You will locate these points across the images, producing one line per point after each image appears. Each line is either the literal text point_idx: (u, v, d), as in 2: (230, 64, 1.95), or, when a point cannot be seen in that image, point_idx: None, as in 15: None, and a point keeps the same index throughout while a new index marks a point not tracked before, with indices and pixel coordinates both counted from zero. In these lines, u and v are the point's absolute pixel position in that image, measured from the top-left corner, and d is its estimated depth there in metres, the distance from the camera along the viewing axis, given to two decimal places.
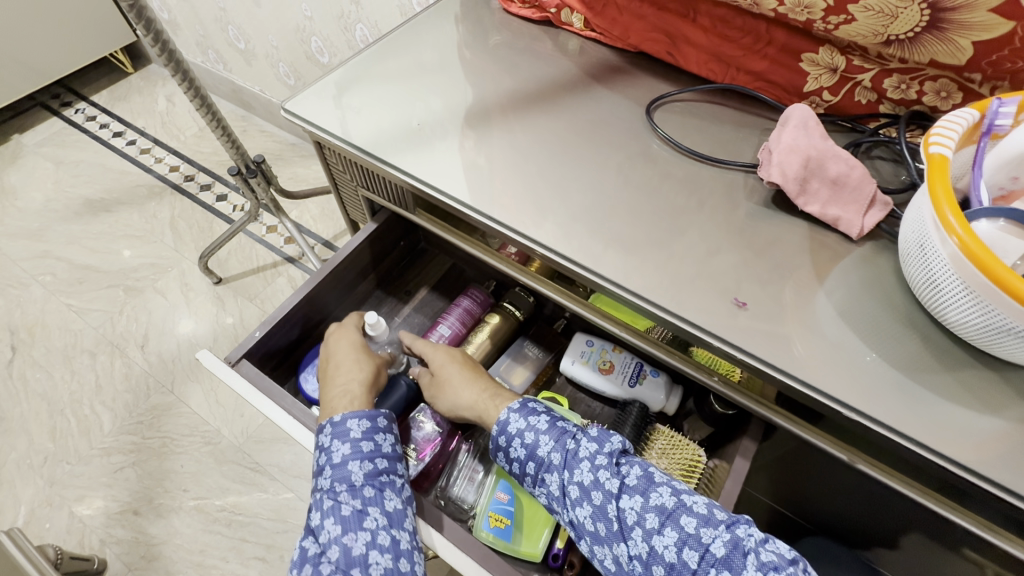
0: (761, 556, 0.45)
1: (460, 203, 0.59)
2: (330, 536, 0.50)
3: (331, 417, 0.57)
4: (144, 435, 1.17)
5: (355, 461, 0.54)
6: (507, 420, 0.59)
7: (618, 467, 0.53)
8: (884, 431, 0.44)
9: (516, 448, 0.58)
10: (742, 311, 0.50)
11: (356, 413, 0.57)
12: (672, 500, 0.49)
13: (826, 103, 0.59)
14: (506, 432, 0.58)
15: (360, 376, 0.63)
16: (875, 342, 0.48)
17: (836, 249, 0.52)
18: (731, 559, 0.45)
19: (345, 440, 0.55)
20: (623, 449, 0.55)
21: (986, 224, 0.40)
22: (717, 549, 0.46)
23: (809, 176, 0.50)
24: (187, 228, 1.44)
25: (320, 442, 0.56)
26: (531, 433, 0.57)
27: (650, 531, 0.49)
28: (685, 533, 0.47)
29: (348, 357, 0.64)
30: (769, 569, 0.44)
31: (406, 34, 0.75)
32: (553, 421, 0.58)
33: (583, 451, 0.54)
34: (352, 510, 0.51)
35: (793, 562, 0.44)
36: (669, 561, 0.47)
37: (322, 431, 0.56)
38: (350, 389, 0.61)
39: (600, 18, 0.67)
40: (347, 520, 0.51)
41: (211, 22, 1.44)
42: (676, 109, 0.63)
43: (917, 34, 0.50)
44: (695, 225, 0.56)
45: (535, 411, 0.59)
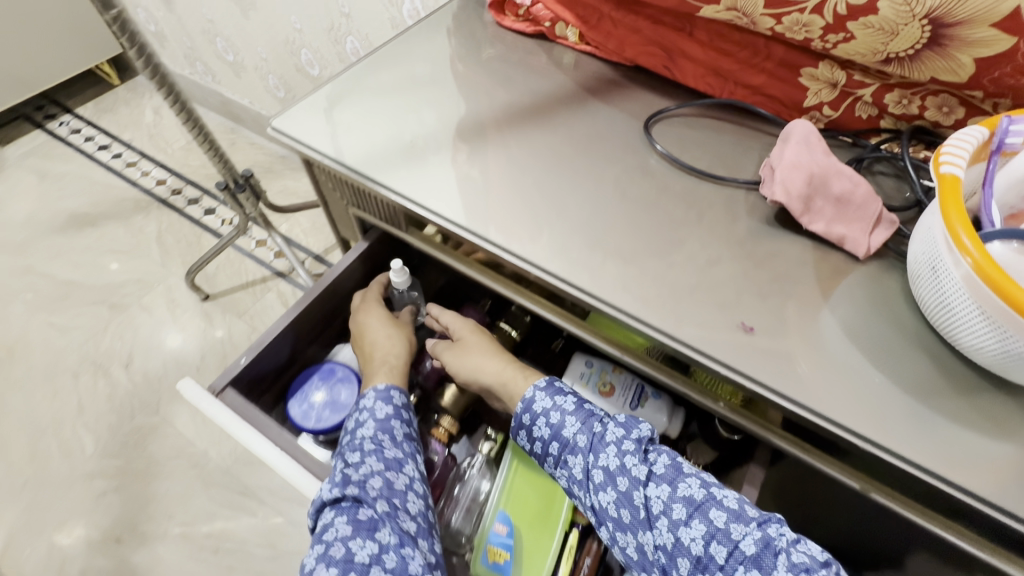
0: (792, 556, 0.43)
1: (453, 223, 0.56)
2: (373, 470, 0.53)
3: (376, 384, 0.61)
4: (128, 458, 1.13)
5: (397, 419, 0.59)
6: (533, 398, 0.57)
7: (645, 454, 0.52)
8: (900, 463, 0.42)
9: (540, 427, 0.57)
10: (749, 335, 0.48)
11: (398, 385, 0.62)
12: (701, 492, 0.48)
13: (827, 117, 0.58)
14: (531, 410, 0.57)
15: (398, 349, 0.66)
16: (886, 366, 0.46)
17: (841, 267, 0.51)
18: (762, 558, 0.44)
19: (389, 403, 0.59)
20: (651, 436, 0.53)
21: (1001, 246, 0.39)
22: (747, 546, 0.44)
23: (813, 194, 0.49)
24: (174, 243, 1.41)
25: (362, 404, 0.60)
26: (557, 414, 0.56)
27: (676, 521, 0.47)
28: (714, 527, 0.46)
29: (386, 327, 0.67)
30: (800, 571, 0.42)
31: (397, 46, 0.74)
32: (580, 403, 0.57)
33: (610, 436, 0.53)
34: (395, 455, 0.55)
35: (826, 565, 0.43)
36: (696, 554, 0.46)
37: (365, 395, 0.60)
38: (389, 359, 0.64)
39: (595, 32, 0.66)
40: (390, 461, 0.54)
41: (199, 34, 1.42)
42: (676, 123, 0.62)
43: (918, 51, 0.48)
44: (698, 244, 0.54)
45: (562, 390, 0.58)
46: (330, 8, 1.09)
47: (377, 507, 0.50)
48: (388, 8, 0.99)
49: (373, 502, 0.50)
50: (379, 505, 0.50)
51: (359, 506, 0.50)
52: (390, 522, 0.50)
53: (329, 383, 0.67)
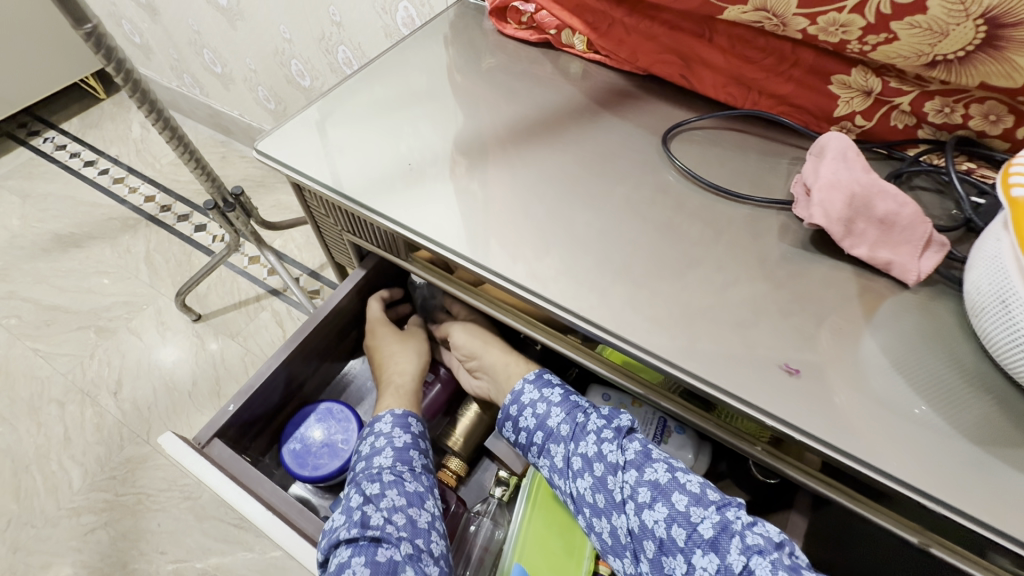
0: (747, 539, 0.43)
1: (457, 254, 0.52)
2: (394, 504, 0.50)
3: (392, 409, 0.59)
4: (118, 491, 1.08)
5: (415, 449, 0.55)
6: (521, 390, 0.58)
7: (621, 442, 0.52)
8: (982, 530, 0.37)
9: (526, 417, 0.56)
10: (794, 378, 0.43)
11: (415, 413, 0.60)
12: (666, 475, 0.48)
13: (859, 128, 0.53)
14: (518, 402, 0.57)
15: (410, 370, 0.64)
16: (951, 410, 0.41)
17: (889, 299, 0.46)
18: (719, 541, 0.44)
19: (406, 431, 0.56)
20: (630, 426, 0.53)
21: None
22: (705, 530, 0.45)
23: (854, 216, 0.44)
24: (164, 262, 1.36)
25: (377, 428, 0.57)
26: (543, 404, 0.56)
27: (642, 505, 0.48)
28: (676, 510, 0.46)
29: (395, 343, 0.65)
30: (753, 552, 0.42)
31: (392, 57, 0.69)
32: (566, 394, 0.57)
33: (591, 425, 0.53)
34: (416, 489, 0.52)
35: (779, 547, 0.43)
36: (659, 537, 0.46)
37: (381, 419, 0.58)
38: (394, 380, 0.63)
39: (605, 40, 0.61)
40: (412, 495, 0.51)
41: (186, 46, 1.37)
42: (696, 138, 0.57)
43: (969, 53, 0.44)
44: (729, 270, 0.49)
45: (550, 382, 0.58)
46: (320, 16, 1.04)
47: (401, 548, 0.47)
48: (381, 16, 0.95)
49: (397, 542, 0.47)
50: (402, 546, 0.47)
51: (379, 545, 0.47)
52: (413, 566, 0.46)
53: (328, 423, 0.62)
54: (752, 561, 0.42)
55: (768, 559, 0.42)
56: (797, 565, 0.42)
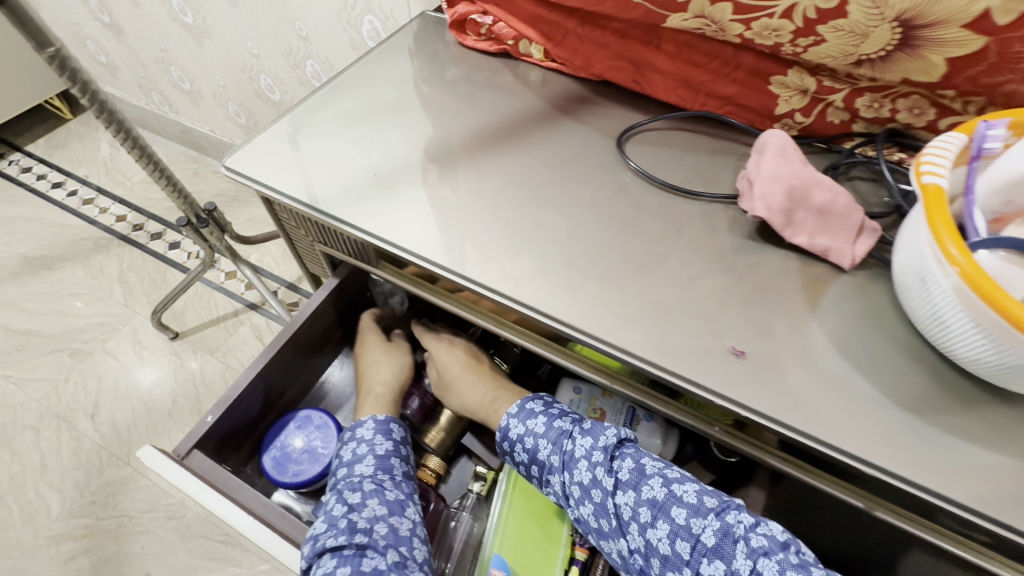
0: (751, 542, 0.43)
1: (424, 259, 0.54)
2: (376, 514, 0.51)
3: (374, 414, 0.60)
4: (99, 515, 1.07)
5: (396, 457, 0.57)
6: (507, 426, 0.57)
7: (613, 462, 0.51)
8: (906, 486, 0.40)
9: (519, 452, 0.56)
10: (740, 360, 0.46)
11: (396, 418, 0.61)
12: (663, 491, 0.48)
13: (799, 124, 0.57)
14: (508, 438, 0.57)
15: (382, 377, 0.65)
16: (879, 378, 0.45)
17: (831, 283, 0.49)
18: (722, 547, 0.44)
19: (388, 437, 0.58)
20: (618, 442, 0.52)
21: (988, 255, 0.37)
22: (707, 538, 0.45)
23: (794, 207, 0.48)
24: (138, 281, 1.35)
25: (359, 434, 0.58)
26: (530, 438, 0.55)
27: (644, 524, 0.47)
28: (676, 524, 0.46)
29: (381, 353, 0.67)
30: (759, 555, 0.42)
31: (360, 71, 0.71)
32: (550, 421, 0.55)
33: (579, 452, 0.52)
34: (397, 497, 0.53)
35: (784, 547, 0.43)
36: (663, 554, 0.46)
37: (364, 425, 0.59)
38: (374, 388, 0.64)
39: (560, 48, 0.64)
40: (393, 503, 0.52)
41: (153, 63, 1.36)
42: (649, 139, 0.60)
43: (889, 53, 0.47)
44: (680, 263, 0.52)
45: (533, 412, 0.57)
46: (286, 32, 1.05)
47: (387, 557, 0.48)
48: (347, 30, 0.97)
49: (383, 551, 0.49)
50: (388, 555, 0.48)
51: (365, 555, 0.48)
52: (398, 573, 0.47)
53: (307, 430, 0.63)
54: (758, 565, 0.42)
55: (774, 560, 0.42)
56: (805, 562, 0.42)
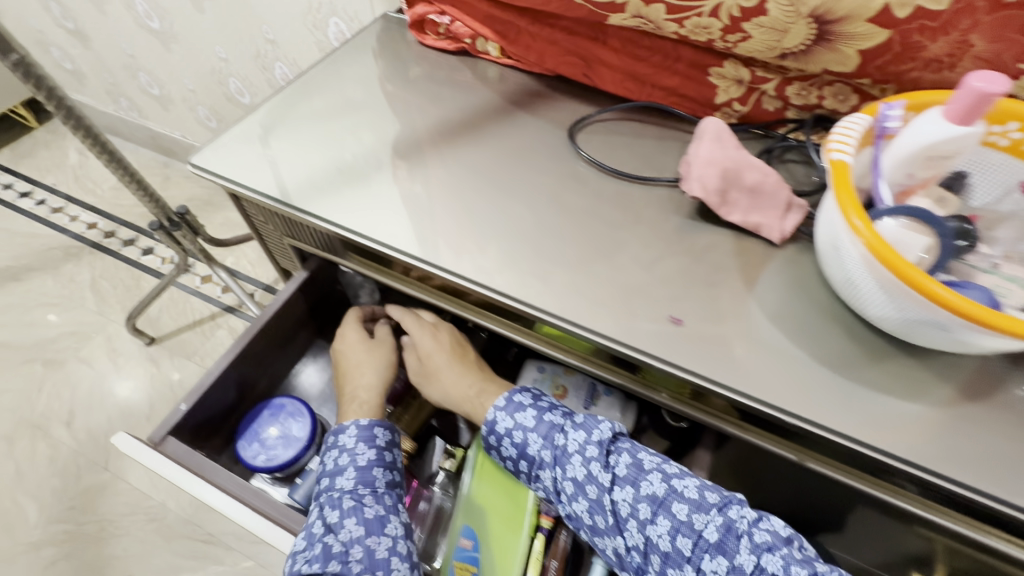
0: (755, 537, 0.46)
1: (386, 245, 0.57)
2: (353, 536, 0.51)
3: (357, 419, 0.59)
4: (78, 521, 1.07)
5: (379, 467, 0.57)
6: (494, 420, 0.57)
7: (608, 457, 0.53)
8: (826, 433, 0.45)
9: (507, 446, 0.57)
10: (677, 327, 0.50)
11: (380, 420, 0.60)
12: (663, 487, 0.50)
13: (738, 113, 0.61)
14: (495, 432, 0.58)
15: (366, 381, 0.64)
16: (806, 340, 0.49)
17: (763, 256, 0.53)
18: (725, 543, 0.46)
19: (372, 445, 0.57)
20: (612, 437, 0.54)
21: (892, 223, 0.40)
22: (710, 534, 0.47)
23: (728, 187, 0.52)
24: (111, 288, 1.34)
25: (343, 441, 0.57)
26: (519, 433, 0.56)
27: (643, 521, 0.49)
28: (678, 520, 0.48)
29: (363, 355, 0.66)
30: (762, 551, 0.45)
31: (325, 71, 0.73)
32: (541, 416, 0.56)
33: (572, 447, 0.54)
34: (376, 514, 0.53)
35: (787, 541, 0.46)
36: (664, 550, 0.48)
37: (347, 432, 0.58)
38: (358, 394, 0.63)
39: (514, 46, 0.67)
40: (371, 522, 0.52)
41: (120, 69, 1.36)
42: (599, 129, 0.64)
43: (809, 46, 0.51)
44: (628, 243, 0.55)
45: (522, 405, 0.58)
46: (253, 35, 1.07)
47: None
48: (313, 32, 0.99)
49: None
50: None
51: None
52: None
53: (281, 419, 0.65)
54: (762, 559, 0.45)
55: (778, 555, 0.45)
56: (808, 557, 0.46)
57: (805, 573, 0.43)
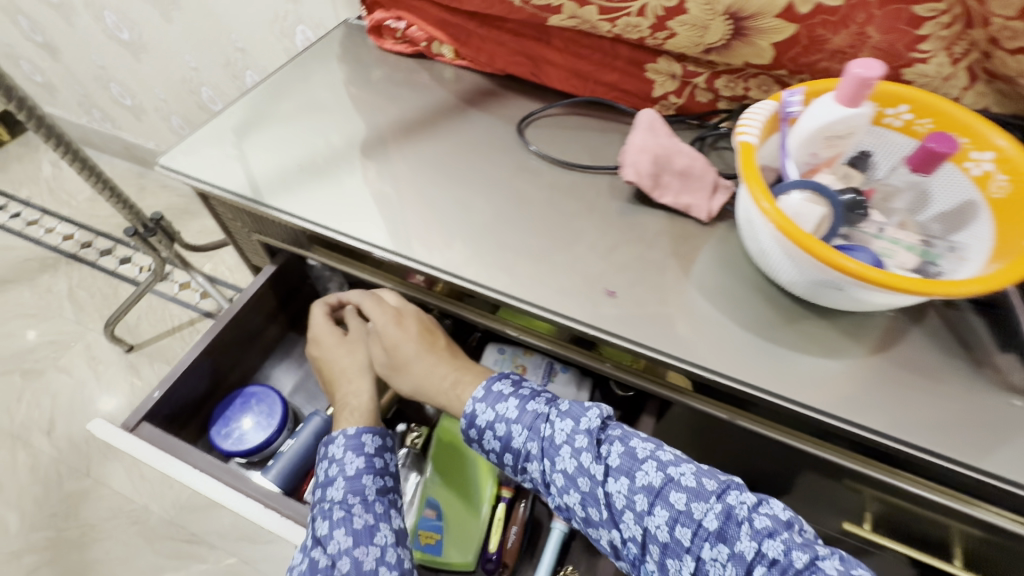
0: (755, 523, 0.45)
1: (347, 235, 0.60)
2: (340, 548, 0.50)
3: (345, 429, 0.58)
4: (61, 526, 1.08)
5: (367, 475, 0.55)
6: (474, 413, 0.55)
7: (599, 446, 0.51)
8: (747, 388, 0.49)
9: (489, 439, 0.55)
10: (612, 300, 0.54)
11: (368, 427, 0.59)
12: (659, 477, 0.48)
13: (674, 105, 0.65)
14: (476, 425, 0.55)
15: (355, 388, 0.63)
16: (729, 307, 0.53)
17: (695, 234, 0.58)
18: (726, 530, 0.45)
19: (359, 454, 0.56)
20: (601, 425, 0.52)
21: (797, 196, 0.45)
22: (710, 523, 0.45)
23: (660, 171, 0.57)
24: (89, 297, 1.35)
25: (332, 452, 0.57)
26: (502, 424, 0.54)
27: (640, 512, 0.47)
28: (676, 510, 0.46)
29: (344, 356, 0.65)
30: (764, 537, 0.44)
31: (289, 75, 0.76)
32: (523, 406, 0.54)
33: (560, 438, 0.51)
34: (365, 523, 0.52)
35: (788, 526, 0.45)
36: (663, 541, 0.46)
37: (335, 442, 0.57)
38: (349, 403, 0.62)
39: (467, 48, 0.72)
40: (359, 532, 0.51)
41: (91, 81, 1.37)
42: (547, 123, 0.68)
43: (729, 41, 0.56)
44: (573, 226, 0.60)
45: (503, 395, 0.55)
46: (222, 45, 1.10)
47: None
48: (281, 40, 1.02)
49: None
50: None
51: None
52: None
53: (252, 408, 0.68)
54: (763, 545, 0.43)
55: (779, 540, 0.44)
56: (808, 541, 0.44)
57: (806, 559, 0.43)
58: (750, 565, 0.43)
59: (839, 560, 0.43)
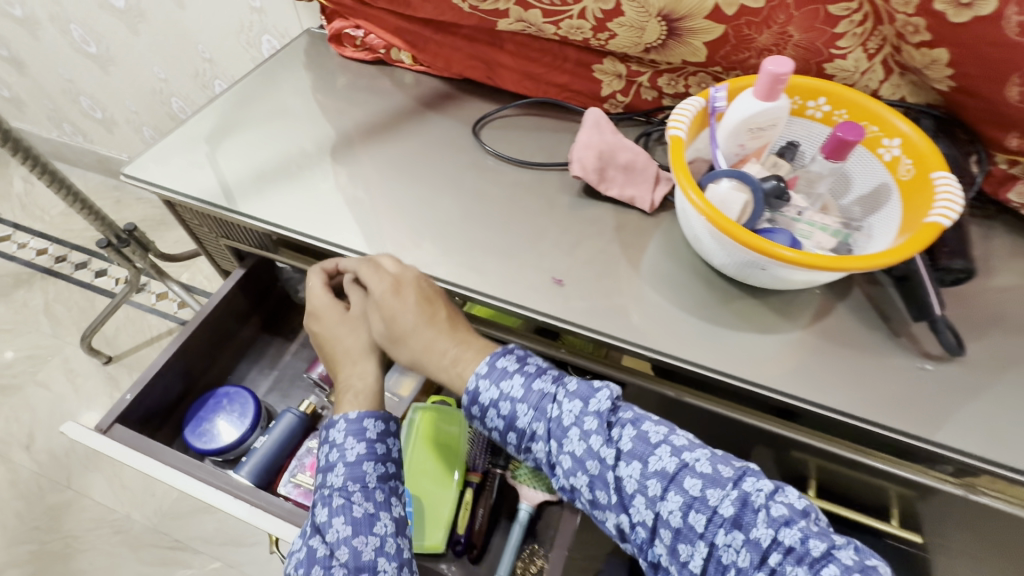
0: (772, 511, 0.42)
1: (309, 236, 0.62)
2: (339, 536, 0.48)
3: (345, 413, 0.54)
4: (44, 539, 1.08)
5: (369, 461, 0.52)
6: (476, 389, 0.51)
7: (610, 429, 0.48)
8: (686, 365, 0.53)
9: (492, 417, 0.51)
10: (559, 287, 0.58)
11: (370, 410, 0.55)
12: (673, 462, 0.45)
13: (622, 103, 0.69)
14: (478, 403, 0.51)
15: (358, 369, 0.58)
16: (670, 290, 0.57)
17: (639, 224, 0.61)
18: (742, 517, 0.42)
19: (361, 439, 0.53)
20: (612, 406, 0.48)
21: (727, 183, 0.48)
22: (726, 510, 0.42)
23: (605, 166, 0.61)
24: (65, 311, 1.36)
25: (331, 436, 0.53)
26: (506, 403, 0.50)
27: (653, 497, 0.44)
28: (691, 496, 0.43)
29: (345, 331, 0.60)
30: (780, 525, 0.41)
31: (254, 83, 0.78)
32: (529, 385, 0.50)
33: (568, 419, 0.48)
34: (365, 512, 0.49)
35: (805, 514, 0.42)
36: (675, 526, 0.43)
37: (335, 426, 0.54)
38: (353, 385, 0.57)
39: (424, 54, 0.75)
40: (359, 521, 0.49)
41: (60, 94, 1.38)
42: (501, 124, 0.71)
43: (665, 41, 0.60)
44: (526, 221, 0.63)
45: (507, 372, 0.51)
46: (190, 56, 1.11)
47: None
48: (248, 50, 1.04)
49: None
50: None
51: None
52: None
53: (226, 407, 0.70)
54: (779, 534, 0.41)
55: (796, 528, 0.41)
56: (824, 530, 0.42)
57: (824, 548, 0.40)
58: (766, 552, 0.41)
59: (855, 550, 0.41)
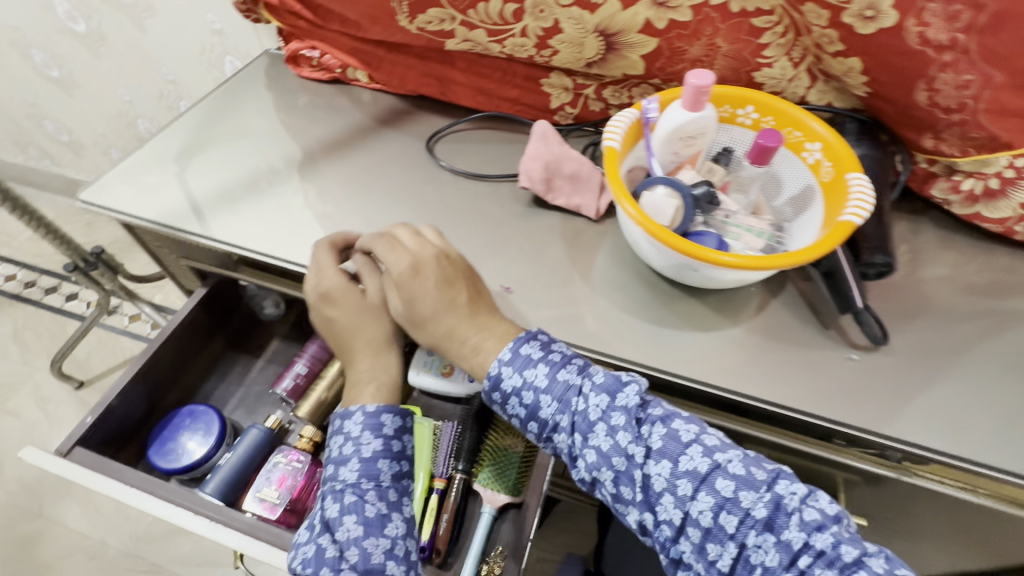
0: (805, 515, 0.41)
1: (265, 253, 0.64)
2: (350, 537, 0.49)
3: (364, 405, 0.54)
4: (16, 569, 1.06)
5: (384, 459, 0.53)
6: (500, 376, 0.50)
7: (639, 426, 0.47)
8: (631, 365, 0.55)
9: (514, 405, 0.51)
10: (509, 295, 0.60)
11: (387, 405, 0.55)
12: (705, 463, 0.44)
13: (572, 114, 0.71)
14: (501, 389, 0.51)
15: (376, 360, 0.57)
16: (615, 294, 0.59)
17: (587, 231, 0.64)
18: (774, 519, 0.42)
19: (377, 435, 0.53)
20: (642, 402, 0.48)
21: (661, 191, 0.51)
22: (759, 511, 0.42)
23: (552, 176, 0.63)
24: (35, 337, 1.34)
25: (348, 429, 0.54)
26: (530, 394, 0.50)
27: (682, 497, 0.44)
28: (722, 497, 0.43)
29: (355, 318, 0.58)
30: (812, 530, 0.41)
31: (213, 103, 0.79)
32: (553, 375, 0.49)
33: (594, 414, 0.47)
34: (377, 512, 0.51)
35: (836, 519, 0.42)
36: (705, 526, 0.43)
37: (352, 418, 0.54)
38: (377, 377, 0.57)
39: (379, 72, 0.77)
40: (370, 522, 0.50)
41: (25, 119, 1.37)
42: (456, 138, 0.73)
43: (605, 56, 0.63)
44: (479, 231, 0.65)
45: (531, 361, 0.50)
46: (154, 78, 1.12)
47: None
48: (211, 71, 1.05)
49: None
50: None
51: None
52: None
53: (192, 425, 0.71)
54: (812, 538, 0.40)
55: (829, 533, 0.41)
56: (855, 536, 0.41)
57: (856, 554, 0.40)
58: (797, 555, 0.40)
59: (886, 559, 0.40)
